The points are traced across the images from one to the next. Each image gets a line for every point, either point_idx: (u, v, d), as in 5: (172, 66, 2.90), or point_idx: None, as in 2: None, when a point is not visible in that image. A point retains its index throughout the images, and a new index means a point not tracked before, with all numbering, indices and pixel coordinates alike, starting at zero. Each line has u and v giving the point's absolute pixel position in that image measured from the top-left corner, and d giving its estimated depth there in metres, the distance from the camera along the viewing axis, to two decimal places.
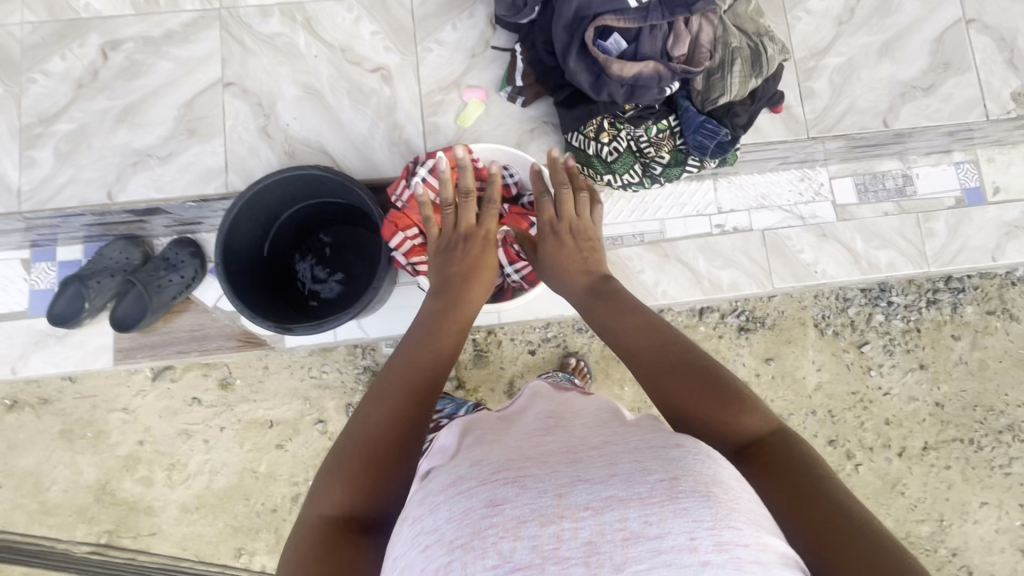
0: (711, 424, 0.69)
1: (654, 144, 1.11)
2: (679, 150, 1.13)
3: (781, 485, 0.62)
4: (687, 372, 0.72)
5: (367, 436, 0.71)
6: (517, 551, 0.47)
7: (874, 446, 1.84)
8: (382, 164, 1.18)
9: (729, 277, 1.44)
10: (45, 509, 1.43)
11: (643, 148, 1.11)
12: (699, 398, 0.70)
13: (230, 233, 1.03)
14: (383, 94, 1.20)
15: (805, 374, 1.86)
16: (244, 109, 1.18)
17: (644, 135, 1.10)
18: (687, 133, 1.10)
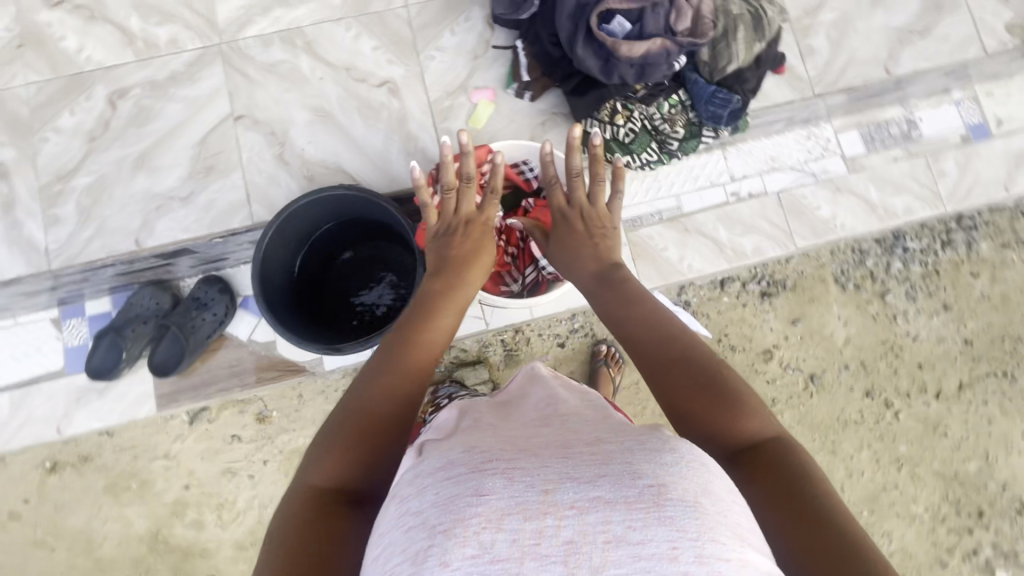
0: (707, 423, 0.70)
1: (668, 120, 1.12)
2: (693, 123, 1.14)
3: (774, 491, 0.62)
4: (687, 371, 0.73)
5: (365, 412, 0.73)
6: (497, 543, 0.49)
7: (910, 391, 1.85)
8: (401, 175, 1.19)
9: (752, 243, 1.45)
10: (99, 566, 1.41)
11: (657, 126, 1.12)
12: (697, 397, 0.71)
13: (265, 263, 1.03)
14: (392, 107, 1.21)
15: (832, 330, 1.87)
16: (258, 140, 1.19)
17: (657, 113, 1.12)
18: (700, 106, 1.12)
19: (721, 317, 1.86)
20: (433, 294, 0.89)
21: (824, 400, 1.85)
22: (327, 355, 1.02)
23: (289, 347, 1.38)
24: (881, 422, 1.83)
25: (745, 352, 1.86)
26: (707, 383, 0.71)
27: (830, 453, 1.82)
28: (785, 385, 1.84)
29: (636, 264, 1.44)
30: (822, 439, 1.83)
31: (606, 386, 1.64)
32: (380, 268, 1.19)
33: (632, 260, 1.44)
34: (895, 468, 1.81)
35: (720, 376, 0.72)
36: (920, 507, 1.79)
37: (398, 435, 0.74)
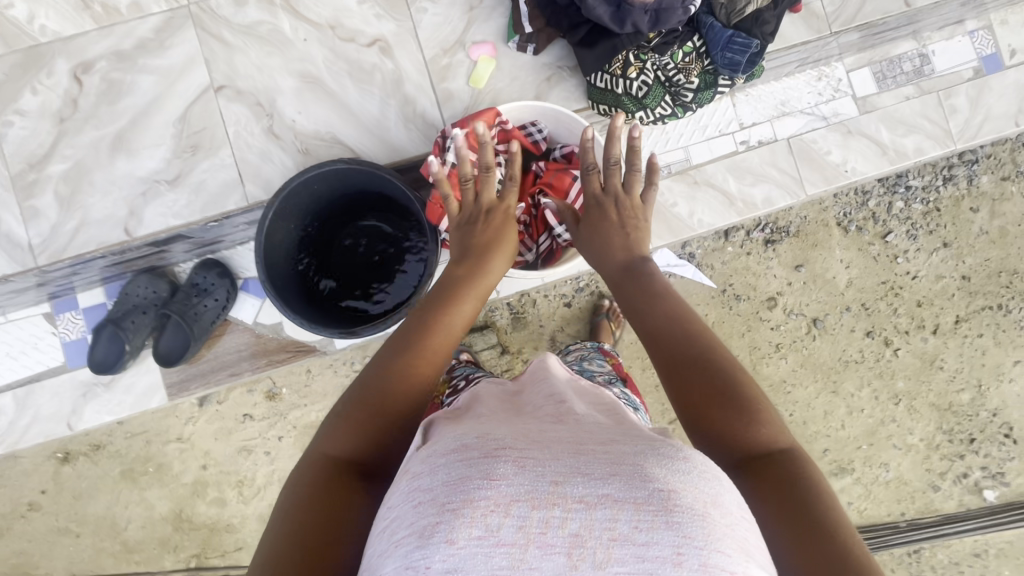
0: (722, 427, 0.70)
1: (683, 71, 1.06)
2: (708, 72, 1.08)
3: (778, 497, 0.63)
4: (704, 372, 0.73)
5: (378, 399, 0.73)
6: (503, 528, 0.47)
7: (909, 329, 1.89)
8: (402, 143, 1.12)
9: (762, 193, 1.42)
10: None
11: (672, 78, 1.06)
12: (716, 400, 0.71)
13: (269, 249, 0.99)
14: (386, 68, 1.12)
15: (834, 275, 1.88)
16: (244, 112, 1.10)
17: (671, 64, 1.06)
18: (716, 54, 1.05)
19: (725, 267, 1.86)
20: (454, 279, 0.86)
21: (826, 343, 1.88)
22: (346, 340, 1.00)
23: (296, 328, 1.33)
24: (880, 360, 1.88)
25: (748, 301, 1.87)
26: (722, 387, 0.71)
27: (831, 392, 1.87)
28: (788, 331, 1.87)
29: None
30: (824, 380, 1.88)
31: (609, 338, 1.65)
32: (387, 242, 1.14)
33: None
34: (893, 403, 1.88)
35: (736, 383, 0.72)
36: (916, 437, 1.88)
37: (411, 423, 0.74)
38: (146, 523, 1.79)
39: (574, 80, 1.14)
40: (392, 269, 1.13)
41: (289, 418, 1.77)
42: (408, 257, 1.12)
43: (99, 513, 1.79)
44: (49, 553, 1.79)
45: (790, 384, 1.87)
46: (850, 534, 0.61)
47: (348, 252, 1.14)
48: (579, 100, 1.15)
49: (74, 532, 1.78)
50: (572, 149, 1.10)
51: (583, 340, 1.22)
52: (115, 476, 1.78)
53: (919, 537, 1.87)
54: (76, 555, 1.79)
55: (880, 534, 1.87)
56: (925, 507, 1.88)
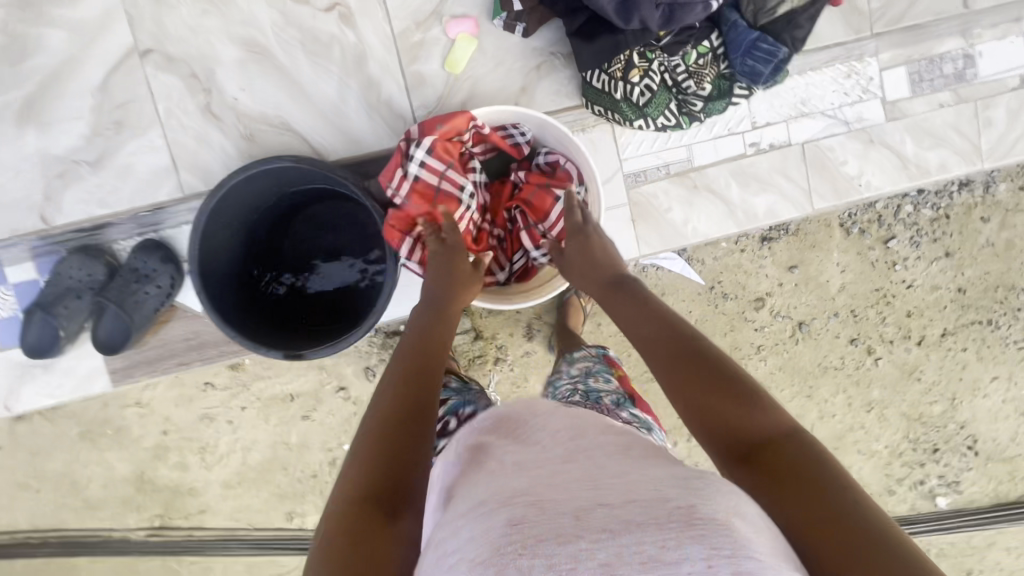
0: (722, 422, 0.65)
1: (694, 76, 0.91)
2: (723, 78, 0.93)
3: (788, 481, 0.57)
4: (696, 365, 0.70)
5: (392, 423, 0.69)
6: (535, 570, 0.47)
7: (894, 338, 1.85)
8: (364, 135, 0.97)
9: (765, 203, 1.29)
10: None
11: (680, 83, 0.91)
12: (711, 392, 0.67)
13: (205, 256, 0.88)
14: (346, 41, 0.94)
15: (828, 278, 1.80)
16: (176, 85, 0.93)
17: (681, 67, 0.90)
18: (735, 59, 0.90)
19: (716, 263, 1.76)
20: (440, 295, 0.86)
21: (809, 348, 1.84)
22: (292, 361, 0.89)
23: None
24: (860, 367, 1.85)
25: (735, 299, 1.79)
26: (714, 380, 0.68)
27: (805, 396, 1.86)
28: (772, 333, 1.82)
29: (635, 227, 1.28)
30: (801, 384, 1.85)
31: (578, 314, 1.55)
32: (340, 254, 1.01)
33: (631, 221, 1.28)
34: (865, 411, 1.87)
35: (729, 374, 0.68)
36: (882, 444, 1.89)
37: (415, 445, 0.67)
38: (107, 483, 1.78)
39: (568, 71, 0.98)
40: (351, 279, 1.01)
41: (252, 390, 1.72)
42: (366, 266, 1.01)
43: (59, 471, 1.77)
44: (10, 505, 1.78)
45: (767, 386, 1.84)
46: (874, 521, 0.53)
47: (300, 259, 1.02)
48: (572, 95, 0.99)
49: (35, 487, 1.77)
50: (557, 156, 0.97)
51: (590, 344, 1.03)
52: (72, 436, 1.74)
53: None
54: (38, 509, 1.78)
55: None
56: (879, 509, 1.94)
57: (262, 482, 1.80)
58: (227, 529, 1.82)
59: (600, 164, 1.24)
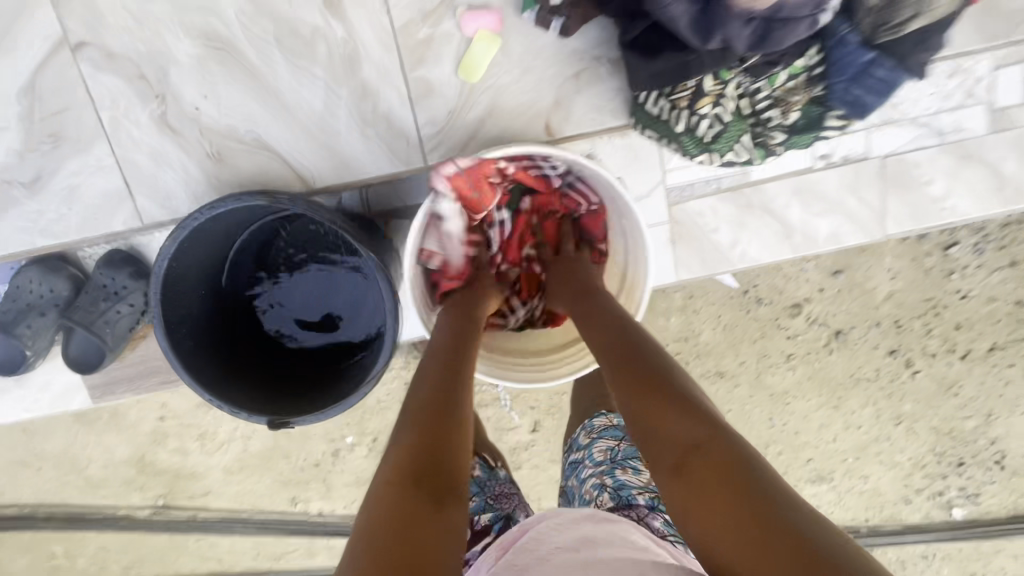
0: (660, 440, 0.61)
1: (778, 103, 0.72)
2: (814, 104, 0.73)
3: (717, 498, 0.53)
4: (638, 375, 0.67)
5: (432, 414, 0.68)
6: None
7: (937, 352, 1.69)
8: (358, 157, 0.79)
9: (829, 227, 1.10)
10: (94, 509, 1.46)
11: (759, 111, 0.72)
12: (650, 409, 0.63)
13: (171, 307, 0.76)
14: (334, 36, 0.74)
15: (875, 286, 1.63)
16: (121, 88, 0.75)
17: (764, 91, 0.70)
18: (836, 84, 0.69)
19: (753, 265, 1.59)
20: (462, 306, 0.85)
21: (843, 357, 1.70)
22: (276, 430, 0.77)
23: None
24: (895, 380, 1.72)
25: (769, 304, 1.63)
26: (654, 391, 0.64)
27: (832, 408, 1.75)
28: (803, 342, 1.67)
29: (674, 248, 1.11)
30: (830, 393, 1.73)
31: None
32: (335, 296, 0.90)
33: (670, 242, 1.11)
34: (892, 423, 1.76)
35: (664, 379, 0.65)
36: (908, 455, 1.79)
37: (457, 438, 0.66)
38: (107, 464, 1.75)
39: (614, 82, 0.78)
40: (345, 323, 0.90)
41: None
42: (361, 308, 0.90)
43: (58, 450, 1.74)
44: (12, 482, 1.77)
45: (792, 395, 1.72)
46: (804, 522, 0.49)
47: (287, 300, 0.91)
48: (617, 113, 0.79)
49: (34, 466, 1.75)
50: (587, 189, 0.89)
51: (608, 414, 1.00)
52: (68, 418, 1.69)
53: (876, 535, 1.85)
54: (41, 485, 1.77)
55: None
56: (889, 514, 1.83)
57: (263, 469, 1.76)
58: (229, 512, 1.80)
59: (641, 177, 1.05)
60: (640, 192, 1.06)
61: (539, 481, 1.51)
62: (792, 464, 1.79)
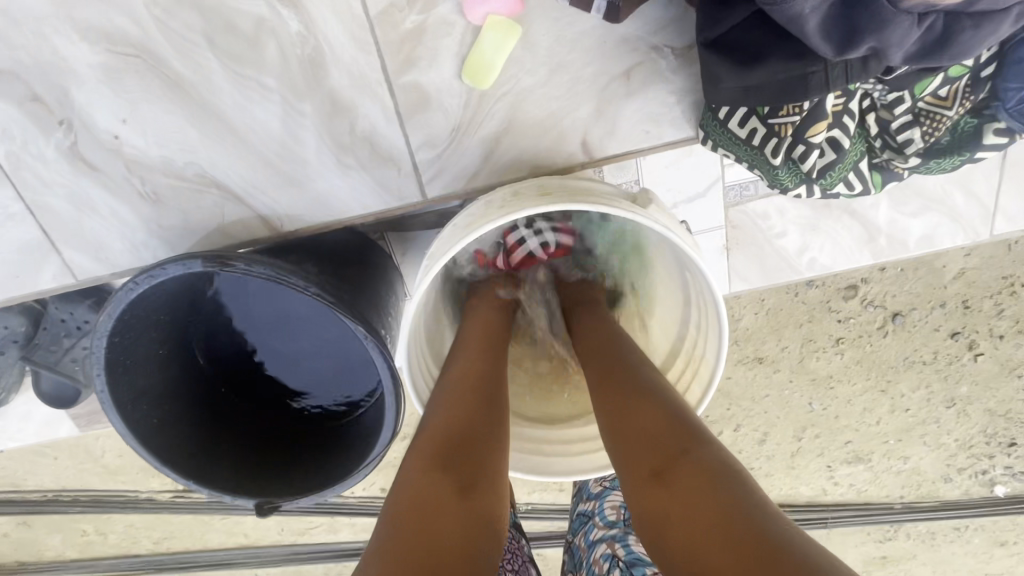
0: (646, 442, 0.50)
1: (921, 119, 0.58)
2: (969, 114, 0.58)
3: (697, 508, 0.42)
4: (631, 384, 0.57)
5: (463, 403, 0.56)
6: None
7: (1005, 333, 1.23)
8: (335, 190, 0.63)
9: (923, 228, 0.89)
10: (115, 468, 1.49)
11: (893, 129, 0.59)
12: (643, 407, 0.54)
13: (128, 384, 0.63)
14: (285, 30, 0.56)
15: (946, 264, 1.17)
16: (11, 115, 0.57)
17: (905, 102, 0.57)
18: (1012, 91, 0.53)
19: None
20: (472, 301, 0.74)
21: (894, 342, 1.27)
22: (265, 514, 0.67)
23: None
24: (953, 363, 1.27)
25: (822, 288, 1.22)
26: (642, 399, 0.55)
27: (877, 395, 1.34)
28: (858, 328, 1.25)
29: (730, 258, 0.92)
30: (876, 378, 1.32)
31: None
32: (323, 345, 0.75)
33: (724, 249, 0.91)
34: (943, 406, 1.34)
35: (658, 389, 0.55)
36: (955, 440, 1.38)
37: (490, 431, 0.55)
38: (123, 453, 1.47)
39: (677, 81, 0.60)
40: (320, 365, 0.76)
41: None
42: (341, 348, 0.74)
43: (70, 439, 1.46)
44: (31, 470, 1.50)
45: (837, 380, 1.32)
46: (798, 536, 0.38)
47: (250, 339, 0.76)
48: (677, 122, 0.62)
49: (52, 454, 1.48)
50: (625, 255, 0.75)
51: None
52: None
53: (911, 520, 1.48)
54: (61, 474, 1.51)
55: (870, 522, 1.49)
56: (926, 494, 1.46)
57: None
58: None
59: (695, 172, 0.83)
60: (693, 192, 0.85)
61: None
62: (827, 447, 1.41)
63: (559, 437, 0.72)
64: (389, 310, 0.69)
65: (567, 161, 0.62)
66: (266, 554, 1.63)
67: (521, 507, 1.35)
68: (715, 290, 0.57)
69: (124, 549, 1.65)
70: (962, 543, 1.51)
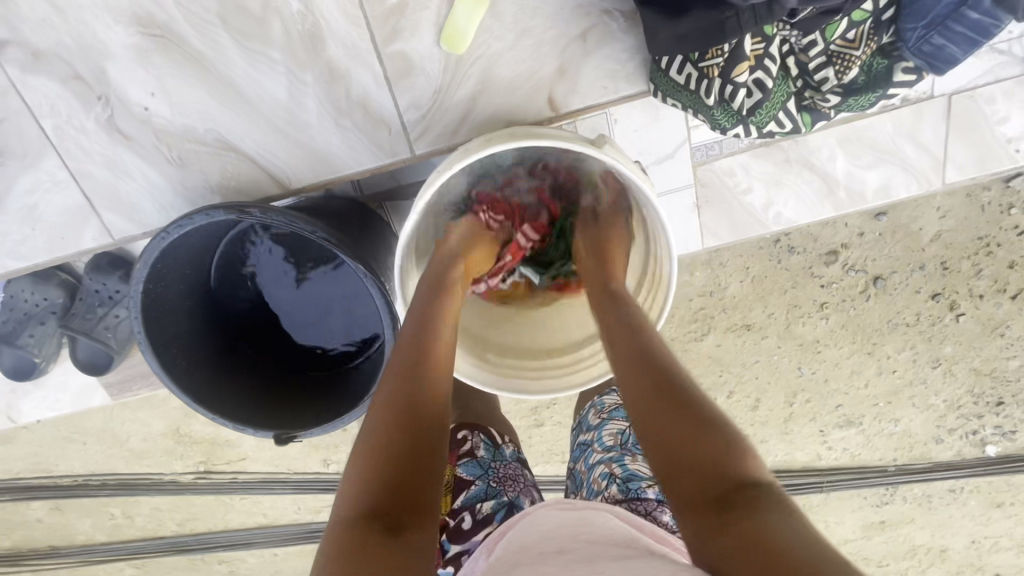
0: (688, 464, 0.50)
1: (834, 59, 0.66)
2: (878, 56, 0.69)
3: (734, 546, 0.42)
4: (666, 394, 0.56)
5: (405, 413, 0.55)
6: None
7: (986, 293, 1.16)
8: (335, 151, 0.72)
9: (879, 179, 0.96)
10: (135, 453, 1.49)
11: (811, 69, 0.68)
12: (678, 426, 0.52)
13: (160, 327, 0.72)
14: (288, 9, 0.66)
15: (923, 226, 1.12)
16: (59, 93, 0.68)
17: (818, 45, 0.66)
18: (910, 31, 0.64)
19: None
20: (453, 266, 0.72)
21: (876, 307, 1.20)
22: (283, 444, 0.75)
23: None
24: (935, 325, 1.20)
25: (803, 254, 1.17)
26: (678, 408, 0.54)
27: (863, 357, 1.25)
28: (840, 293, 1.19)
29: (700, 215, 0.99)
30: (861, 341, 1.23)
31: None
32: (330, 299, 0.84)
33: (695, 208, 0.99)
34: (930, 366, 1.24)
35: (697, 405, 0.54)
36: (944, 400, 1.28)
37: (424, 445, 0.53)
38: (147, 437, 1.47)
39: (628, 41, 0.69)
40: (327, 314, 0.85)
41: None
42: (350, 306, 0.84)
43: (97, 423, 1.46)
44: (62, 456, 1.50)
45: (824, 345, 1.24)
46: (830, 558, 0.39)
47: (266, 293, 0.85)
48: (632, 77, 0.70)
49: (80, 441, 1.48)
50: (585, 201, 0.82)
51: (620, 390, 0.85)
52: None
53: (904, 482, 1.36)
54: (90, 457, 1.50)
55: (865, 485, 1.37)
56: (918, 456, 1.34)
57: None
58: (269, 474, 1.51)
59: (661, 135, 0.91)
60: (662, 153, 0.93)
61: (564, 437, 1.38)
62: (819, 411, 1.31)
63: (539, 367, 0.79)
64: (386, 260, 0.78)
65: (537, 117, 0.71)
66: (287, 533, 1.58)
67: None
68: (666, 223, 0.66)
69: (151, 532, 1.61)
70: (958, 506, 1.38)
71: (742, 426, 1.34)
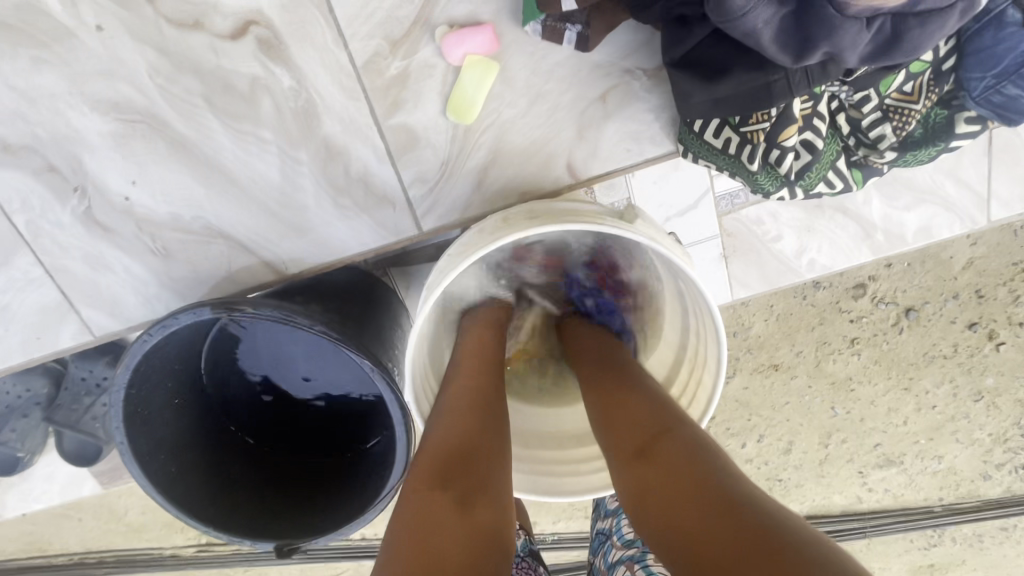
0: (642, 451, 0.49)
1: (890, 115, 0.65)
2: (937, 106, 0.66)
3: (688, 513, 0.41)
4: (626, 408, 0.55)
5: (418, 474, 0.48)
6: None
7: None
8: (334, 230, 0.67)
9: (919, 220, 0.89)
10: (135, 528, 1.38)
11: (864, 127, 0.66)
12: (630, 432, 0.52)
13: (145, 432, 0.64)
14: (279, 85, 0.61)
15: (954, 254, 1.04)
16: (32, 187, 0.62)
17: (873, 100, 0.64)
18: (976, 80, 0.62)
19: None
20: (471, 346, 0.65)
21: (911, 339, 1.11)
22: (284, 555, 0.68)
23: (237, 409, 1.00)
24: (974, 356, 1.10)
25: (829, 288, 1.08)
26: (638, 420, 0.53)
27: (899, 393, 1.15)
28: (867, 330, 1.10)
29: (728, 266, 0.92)
30: (896, 376, 1.14)
31: None
32: (329, 382, 0.77)
33: (723, 258, 0.92)
34: (971, 400, 1.15)
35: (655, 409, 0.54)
36: (989, 434, 1.18)
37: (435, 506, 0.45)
38: (148, 509, 1.36)
39: (651, 99, 0.65)
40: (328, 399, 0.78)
41: None
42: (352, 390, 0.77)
43: (93, 498, 1.36)
44: (57, 533, 1.40)
45: (858, 382, 1.14)
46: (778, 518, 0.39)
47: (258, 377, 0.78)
48: (656, 138, 0.67)
49: (75, 515, 1.37)
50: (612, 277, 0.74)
51: None
52: None
53: (956, 523, 1.24)
54: (89, 533, 1.38)
55: (914, 529, 1.25)
56: (966, 495, 1.22)
57: None
58: None
59: (683, 185, 0.85)
60: (683, 205, 0.86)
61: None
62: (856, 452, 1.21)
63: (565, 458, 0.72)
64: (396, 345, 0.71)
65: (555, 184, 0.67)
66: None
67: (545, 535, 1.29)
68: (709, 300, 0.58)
69: None
70: (1013, 544, 1.27)
71: (774, 470, 1.23)
